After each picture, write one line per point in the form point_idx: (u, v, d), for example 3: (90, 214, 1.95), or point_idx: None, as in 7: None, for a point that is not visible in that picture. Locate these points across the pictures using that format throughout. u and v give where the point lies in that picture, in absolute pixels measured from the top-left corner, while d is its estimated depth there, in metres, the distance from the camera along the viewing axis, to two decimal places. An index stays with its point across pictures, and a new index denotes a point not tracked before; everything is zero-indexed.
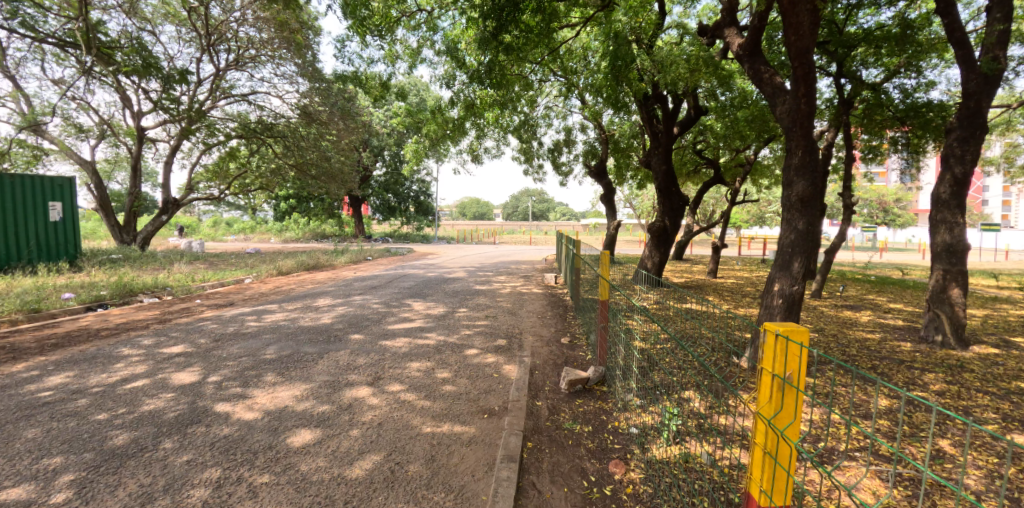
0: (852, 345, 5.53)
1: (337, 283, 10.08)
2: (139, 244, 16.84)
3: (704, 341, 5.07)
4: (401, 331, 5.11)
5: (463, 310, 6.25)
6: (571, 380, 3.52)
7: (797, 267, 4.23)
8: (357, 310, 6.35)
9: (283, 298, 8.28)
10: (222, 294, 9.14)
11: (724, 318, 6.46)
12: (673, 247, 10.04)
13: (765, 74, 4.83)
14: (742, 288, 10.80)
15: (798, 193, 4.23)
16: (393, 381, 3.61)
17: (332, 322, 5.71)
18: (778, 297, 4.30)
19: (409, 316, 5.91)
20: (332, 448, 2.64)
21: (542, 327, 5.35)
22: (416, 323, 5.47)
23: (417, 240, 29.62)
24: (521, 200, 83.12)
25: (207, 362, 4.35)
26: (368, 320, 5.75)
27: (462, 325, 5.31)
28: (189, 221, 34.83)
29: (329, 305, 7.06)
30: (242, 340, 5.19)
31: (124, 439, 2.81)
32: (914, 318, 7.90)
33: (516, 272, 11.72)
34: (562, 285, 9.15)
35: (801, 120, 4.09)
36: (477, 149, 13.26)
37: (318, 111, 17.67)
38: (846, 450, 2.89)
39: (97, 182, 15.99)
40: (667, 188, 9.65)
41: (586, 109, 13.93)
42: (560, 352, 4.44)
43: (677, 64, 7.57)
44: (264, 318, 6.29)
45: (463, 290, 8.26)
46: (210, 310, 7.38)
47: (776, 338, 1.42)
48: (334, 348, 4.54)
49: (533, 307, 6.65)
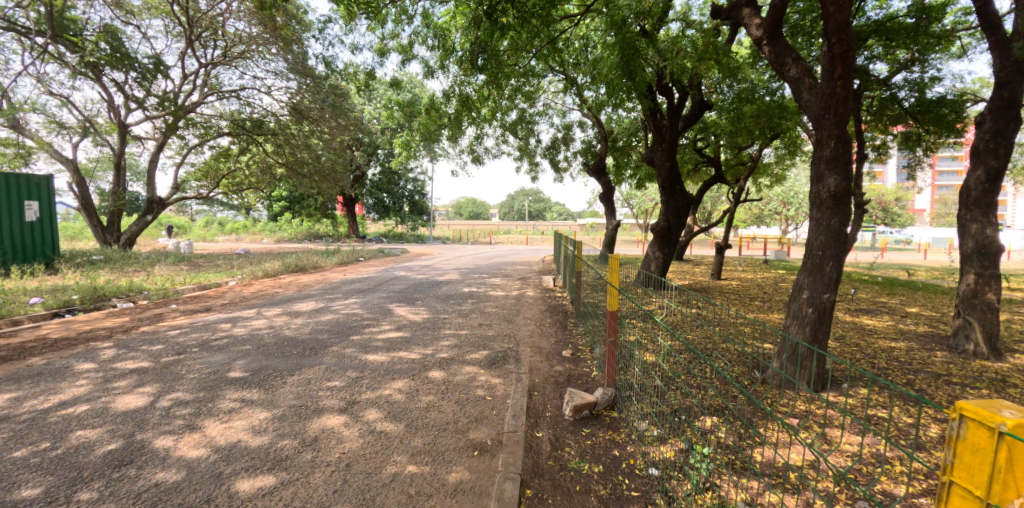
0: (879, 356, 5.14)
1: (324, 286, 9.58)
2: (123, 245, 16.21)
3: (721, 353, 4.61)
4: (385, 342, 4.62)
5: (455, 317, 5.77)
6: (577, 405, 3.03)
7: (830, 272, 3.77)
8: (339, 318, 5.85)
9: (264, 302, 7.77)
10: (201, 298, 8.61)
11: (741, 326, 6.07)
12: (676, 248, 9.55)
13: (789, 58, 4.37)
14: (748, 291, 10.36)
15: (830, 189, 3.75)
16: (370, 406, 3.12)
17: (311, 332, 5.21)
18: (807, 306, 3.85)
19: (396, 324, 5.41)
20: (285, 501, 2.13)
21: (540, 337, 4.87)
22: (402, 333, 4.97)
23: (411, 240, 29.10)
24: (517, 200, 82.70)
25: (162, 381, 3.84)
26: (350, 329, 5.24)
27: (453, 335, 4.82)
28: (179, 221, 34.23)
29: (311, 311, 6.55)
30: (207, 352, 4.68)
31: (34, 488, 2.30)
32: (935, 324, 7.51)
33: (512, 274, 11.23)
34: (561, 288, 8.67)
35: (836, 105, 3.60)
36: (475, 149, 12.79)
37: (309, 108, 17.00)
38: (909, 496, 2.43)
39: (79, 180, 15.36)
40: (671, 185, 9.18)
41: (585, 106, 13.48)
42: (562, 367, 3.96)
43: (683, 53, 7.10)
44: (238, 325, 5.78)
45: (456, 295, 7.78)
46: (184, 316, 6.86)
47: (998, 441, 0.93)
48: (307, 363, 4.03)
49: (530, 313, 6.17)
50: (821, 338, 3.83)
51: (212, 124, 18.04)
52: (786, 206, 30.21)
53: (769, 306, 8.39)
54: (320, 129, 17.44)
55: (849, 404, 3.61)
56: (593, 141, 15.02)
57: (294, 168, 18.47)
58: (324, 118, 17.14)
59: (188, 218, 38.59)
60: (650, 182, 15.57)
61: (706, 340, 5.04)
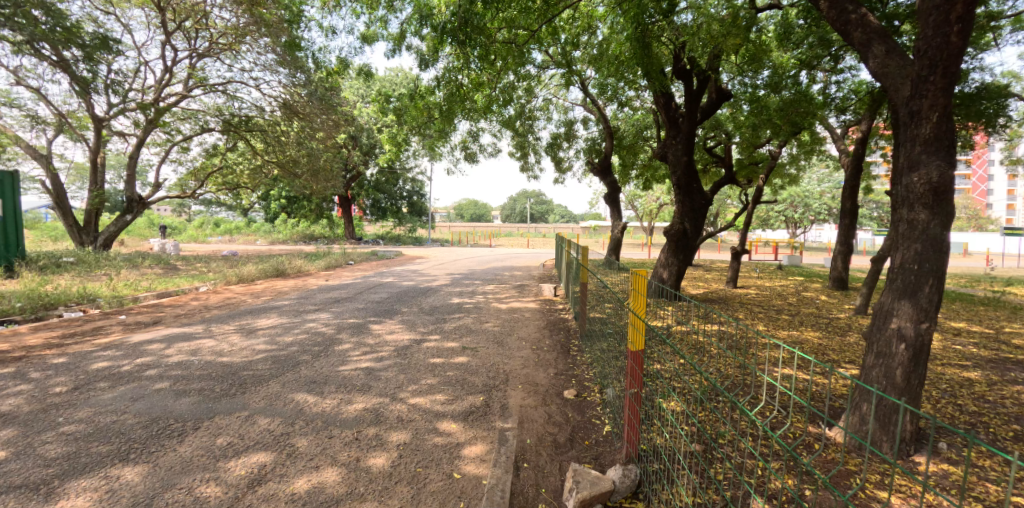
0: (960, 394, 4.13)
1: (299, 295, 8.57)
2: (99, 246, 15.08)
3: (768, 395, 3.59)
4: (339, 375, 3.58)
5: (436, 338, 4.76)
6: (583, 499, 2.04)
7: (928, 295, 2.79)
8: (295, 336, 4.80)
9: (224, 314, 6.78)
10: (159, 308, 7.63)
11: (779, 351, 5.10)
12: (692, 254, 8.51)
13: (856, 12, 3.46)
14: (770, 301, 9.32)
15: (928, 180, 2.79)
16: (280, 490, 2.12)
17: (252, 356, 4.16)
18: (898, 344, 2.85)
19: (360, 347, 4.34)
20: None
21: (537, 370, 3.84)
22: (362, 362, 3.91)
23: (409, 242, 28.20)
24: (518, 201, 81.80)
25: (22, 429, 2.80)
26: (304, 352, 4.20)
27: (424, 369, 3.75)
28: (170, 221, 33.35)
29: (269, 324, 5.56)
30: (113, 380, 3.67)
31: None
32: (995, 344, 6.49)
33: (508, 281, 10.19)
34: (562, 299, 7.67)
35: (946, 62, 2.69)
36: (469, 145, 11.85)
37: (299, 103, 16.04)
38: None
39: (53, 176, 14.27)
40: (688, 183, 8.13)
41: (589, 98, 12.52)
42: (564, 417, 2.97)
43: (706, 26, 6.14)
44: (171, 346, 4.72)
45: (443, 307, 6.72)
46: (123, 333, 5.83)
47: None
48: (225, 408, 3.01)
49: (527, 333, 5.17)
50: (916, 385, 2.83)
51: (195, 120, 17.16)
52: (796, 209, 29.10)
53: (801, 321, 7.37)
54: (312, 126, 16.56)
55: (961, 482, 2.65)
56: (597, 139, 13.95)
57: (287, 167, 17.63)
58: (313, 113, 16.19)
59: (182, 218, 37.93)
60: (658, 183, 14.59)
61: (745, 373, 4.07)
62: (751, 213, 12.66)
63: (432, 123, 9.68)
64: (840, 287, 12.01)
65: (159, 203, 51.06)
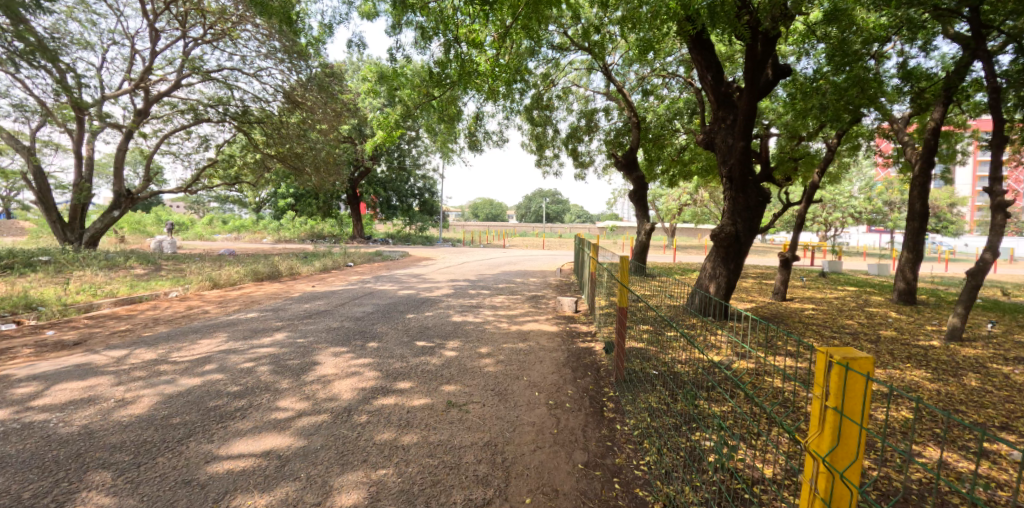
0: None
1: (273, 305, 7.28)
2: (87, 246, 14.16)
3: None
4: (232, 469, 2.22)
5: (407, 383, 3.37)
6: None
7: None
8: (219, 376, 3.46)
9: (169, 331, 5.52)
10: (105, 320, 6.40)
11: (898, 411, 3.65)
12: (744, 262, 6.97)
13: None
14: (835, 320, 7.76)
15: None
16: None
17: (130, 417, 2.79)
18: None
19: (297, 401, 2.97)
20: None
21: (555, 457, 2.43)
22: (286, 434, 2.55)
23: (419, 241, 26.94)
24: (534, 201, 79.93)
25: None
26: (209, 411, 2.83)
27: (373, 455, 2.34)
28: (178, 218, 32.64)
29: (202, 351, 4.25)
30: None
31: None
32: None
33: (521, 291, 8.77)
34: (583, 318, 6.24)
35: None
36: (476, 133, 10.42)
37: (298, 93, 14.86)
38: None
39: (36, 170, 13.33)
40: (744, 174, 6.57)
41: (615, 83, 11.02)
42: None
43: None
44: (50, 385, 3.44)
45: (435, 328, 5.35)
46: (29, 357, 4.61)
47: None
48: None
49: (539, 374, 3.78)
50: None
51: (192, 112, 16.12)
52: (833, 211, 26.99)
53: (891, 352, 5.80)
54: (313, 118, 15.34)
55: None
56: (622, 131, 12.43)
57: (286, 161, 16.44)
58: (315, 105, 15.05)
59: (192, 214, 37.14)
60: (689, 179, 13.00)
61: (884, 468, 2.69)
62: (801, 214, 10.94)
63: (434, 105, 8.24)
64: (908, 301, 10.25)
65: (172, 198, 50.71)
